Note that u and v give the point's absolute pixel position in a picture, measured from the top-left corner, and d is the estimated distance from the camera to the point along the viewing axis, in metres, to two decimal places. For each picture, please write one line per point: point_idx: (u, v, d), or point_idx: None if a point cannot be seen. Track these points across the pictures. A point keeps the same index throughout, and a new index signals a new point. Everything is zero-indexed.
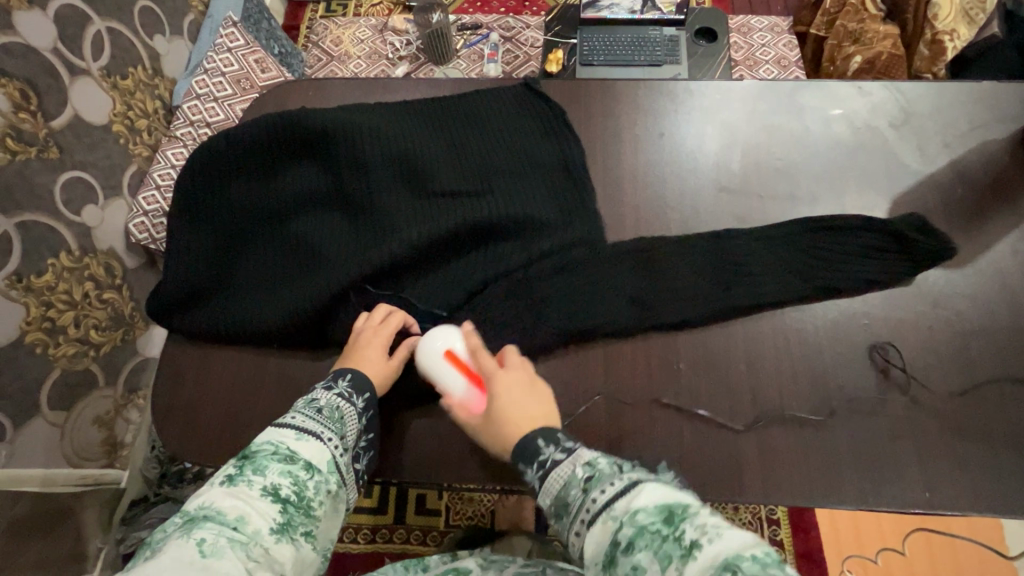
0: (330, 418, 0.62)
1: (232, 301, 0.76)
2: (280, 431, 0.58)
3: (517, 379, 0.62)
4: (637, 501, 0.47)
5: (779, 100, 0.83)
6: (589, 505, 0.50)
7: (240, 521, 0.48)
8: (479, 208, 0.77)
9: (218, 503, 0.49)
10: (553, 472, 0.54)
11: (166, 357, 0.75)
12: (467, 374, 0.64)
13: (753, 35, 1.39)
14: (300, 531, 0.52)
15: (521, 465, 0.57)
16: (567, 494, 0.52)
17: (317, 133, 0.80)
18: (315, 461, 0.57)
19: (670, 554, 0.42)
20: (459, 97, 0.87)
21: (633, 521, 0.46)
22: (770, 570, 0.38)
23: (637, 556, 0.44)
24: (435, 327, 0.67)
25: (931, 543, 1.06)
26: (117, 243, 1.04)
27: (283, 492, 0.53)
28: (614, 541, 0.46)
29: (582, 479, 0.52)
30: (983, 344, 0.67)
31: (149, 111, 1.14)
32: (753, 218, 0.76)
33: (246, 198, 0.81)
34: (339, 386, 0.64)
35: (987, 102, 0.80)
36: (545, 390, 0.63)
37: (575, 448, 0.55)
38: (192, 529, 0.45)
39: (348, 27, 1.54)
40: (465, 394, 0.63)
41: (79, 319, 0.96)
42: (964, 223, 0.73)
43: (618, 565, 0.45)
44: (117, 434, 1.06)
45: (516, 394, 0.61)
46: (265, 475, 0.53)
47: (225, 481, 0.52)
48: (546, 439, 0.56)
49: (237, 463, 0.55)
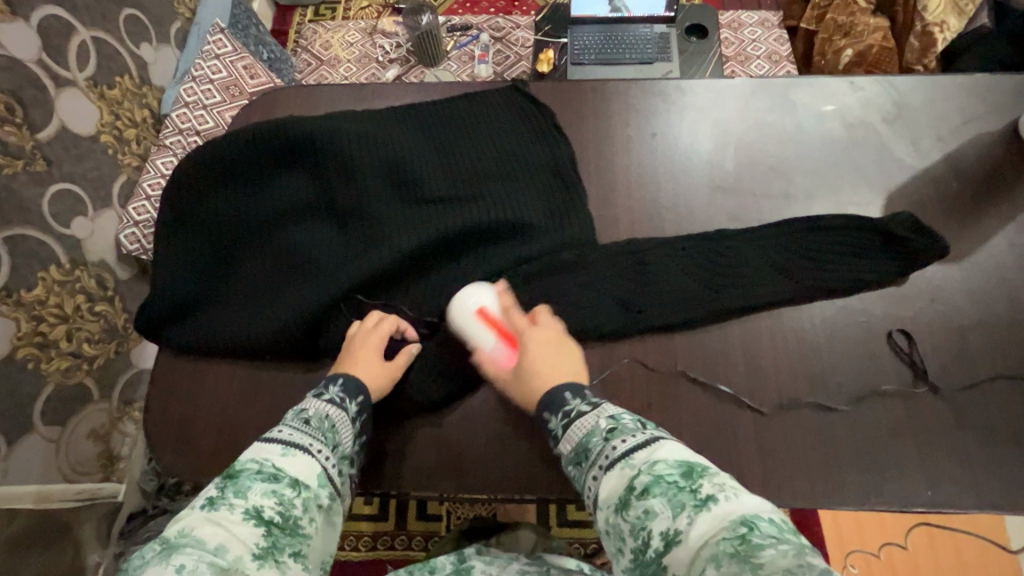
0: (319, 428, 0.60)
1: (223, 311, 0.75)
2: (264, 447, 0.57)
3: (545, 339, 0.66)
4: (657, 454, 0.48)
5: (771, 97, 0.83)
6: (608, 453, 0.51)
7: (221, 549, 0.46)
8: (470, 212, 0.76)
9: (198, 530, 0.46)
10: (578, 422, 0.55)
11: (159, 371, 0.74)
12: (497, 331, 0.68)
13: (743, 31, 1.39)
14: (287, 553, 0.50)
15: (546, 412, 0.59)
16: (589, 440, 0.53)
17: (300, 140, 0.79)
18: (302, 477, 0.55)
19: (685, 503, 0.44)
20: (443, 101, 0.86)
21: (651, 471, 0.47)
22: (785, 534, 0.39)
23: (651, 502, 0.45)
24: (470, 283, 0.71)
25: (932, 537, 1.06)
26: (108, 255, 1.03)
27: (266, 514, 0.51)
28: (629, 486, 0.47)
29: (605, 429, 0.53)
30: (982, 338, 0.67)
31: (137, 121, 1.13)
32: (746, 216, 0.76)
33: (233, 207, 0.79)
34: (330, 393, 0.64)
35: (979, 94, 0.80)
36: (571, 348, 0.67)
37: (600, 404, 0.57)
38: (168, 558, 0.43)
39: (337, 31, 1.53)
40: (494, 349, 0.67)
41: (72, 333, 0.95)
42: (961, 217, 0.73)
43: (631, 507, 0.46)
44: (112, 447, 1.05)
45: (548, 352, 0.65)
46: (247, 497, 0.51)
47: (206, 505, 0.50)
48: (573, 393, 0.59)
49: (219, 484, 0.52)
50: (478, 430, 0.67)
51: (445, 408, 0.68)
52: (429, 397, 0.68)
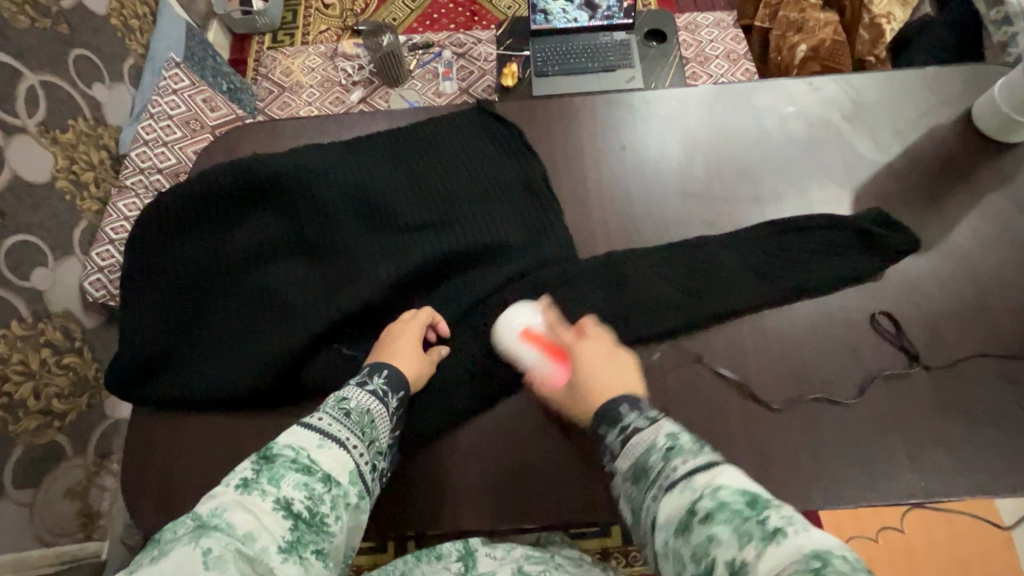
0: (359, 423, 0.58)
1: (199, 361, 0.72)
2: (301, 434, 0.54)
3: (595, 350, 0.65)
4: (721, 479, 0.46)
5: (733, 102, 0.84)
6: (668, 473, 0.48)
7: (247, 538, 0.44)
8: (446, 238, 0.75)
9: (229, 514, 0.45)
10: (635, 437, 0.53)
11: (133, 433, 0.71)
12: (544, 349, 0.66)
13: (700, 33, 1.42)
14: (311, 550, 0.47)
15: (601, 426, 0.56)
16: (648, 459, 0.51)
17: (266, 179, 0.77)
18: (334, 473, 0.53)
19: (751, 533, 0.41)
20: (410, 128, 0.85)
21: (715, 496, 0.44)
22: (863, 573, 0.36)
23: (714, 528, 0.42)
24: (512, 304, 0.70)
25: (927, 518, 1.07)
26: (72, 304, 0.99)
27: (295, 507, 0.48)
28: (691, 509, 0.45)
29: (664, 447, 0.50)
30: (955, 325, 0.68)
31: (95, 163, 1.10)
32: (719, 221, 0.76)
33: (202, 251, 0.77)
34: (374, 383, 0.62)
35: (931, 86, 0.82)
36: (624, 358, 0.65)
37: (661, 420, 0.53)
38: (197, 537, 0.42)
39: (297, 56, 1.51)
40: (546, 368, 0.65)
41: (39, 390, 0.91)
42: (924, 207, 0.75)
43: (693, 532, 0.43)
44: (92, 504, 1.00)
45: (599, 362, 0.63)
46: (279, 486, 0.48)
47: (240, 486, 0.48)
48: (630, 406, 0.56)
49: (255, 465, 0.50)
50: (475, 466, 0.66)
51: (436, 439, 0.67)
52: (420, 430, 0.67)
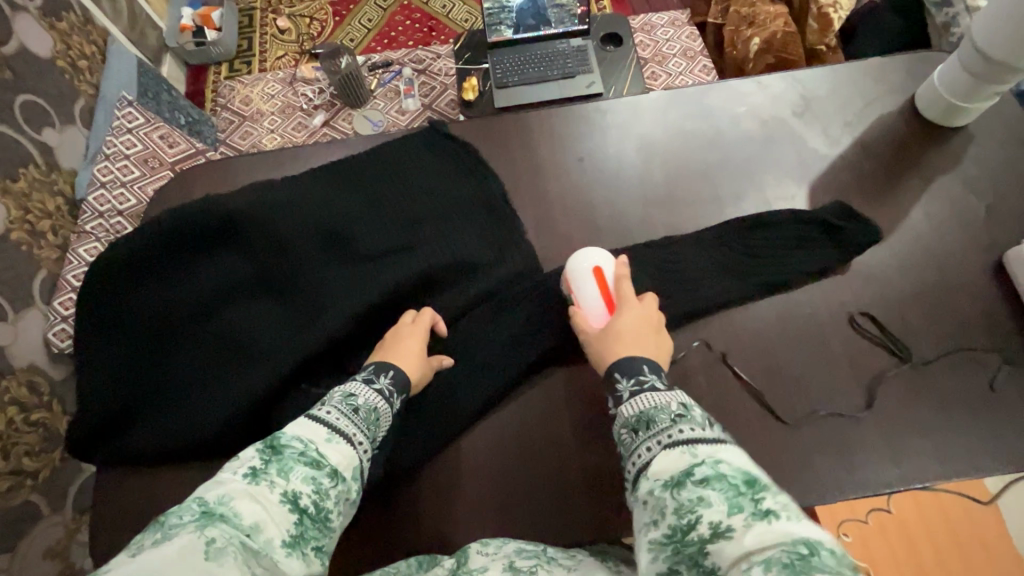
0: (366, 419, 0.56)
1: (166, 408, 0.70)
2: (310, 427, 0.52)
3: (646, 318, 0.62)
4: (723, 453, 0.44)
5: (688, 105, 0.85)
6: (672, 433, 0.48)
7: (254, 530, 0.42)
8: (411, 263, 0.75)
9: (237, 503, 0.42)
10: (649, 394, 0.52)
11: (105, 488, 0.69)
12: (603, 295, 0.65)
13: (656, 32, 1.44)
14: (312, 545, 0.46)
15: (616, 373, 0.56)
16: (655, 414, 0.50)
17: (224, 219, 0.75)
18: (341, 468, 0.51)
19: (742, 506, 0.39)
20: (368, 153, 0.84)
21: (715, 466, 0.43)
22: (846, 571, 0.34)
23: (708, 491, 0.41)
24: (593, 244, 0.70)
25: (918, 499, 1.10)
26: (38, 358, 0.96)
27: (302, 501, 0.46)
28: (686, 471, 0.44)
29: (675, 411, 0.49)
30: (918, 310, 0.70)
31: (51, 210, 1.06)
32: (681, 226, 0.77)
33: (161, 296, 0.75)
34: (381, 382, 0.61)
35: (876, 77, 0.84)
36: (664, 340, 0.62)
37: (676, 389, 0.53)
38: (203, 526, 0.39)
39: (256, 84, 1.50)
40: (593, 309, 0.65)
41: (7, 450, 0.87)
42: (879, 197, 0.76)
43: (684, 489, 0.42)
44: (74, 562, 0.96)
45: (643, 327, 0.61)
46: (288, 479, 0.46)
47: (248, 476, 0.45)
48: (652, 368, 0.56)
49: (263, 454, 0.48)
50: (458, 492, 0.65)
51: (416, 468, 0.66)
52: (399, 462, 0.66)
